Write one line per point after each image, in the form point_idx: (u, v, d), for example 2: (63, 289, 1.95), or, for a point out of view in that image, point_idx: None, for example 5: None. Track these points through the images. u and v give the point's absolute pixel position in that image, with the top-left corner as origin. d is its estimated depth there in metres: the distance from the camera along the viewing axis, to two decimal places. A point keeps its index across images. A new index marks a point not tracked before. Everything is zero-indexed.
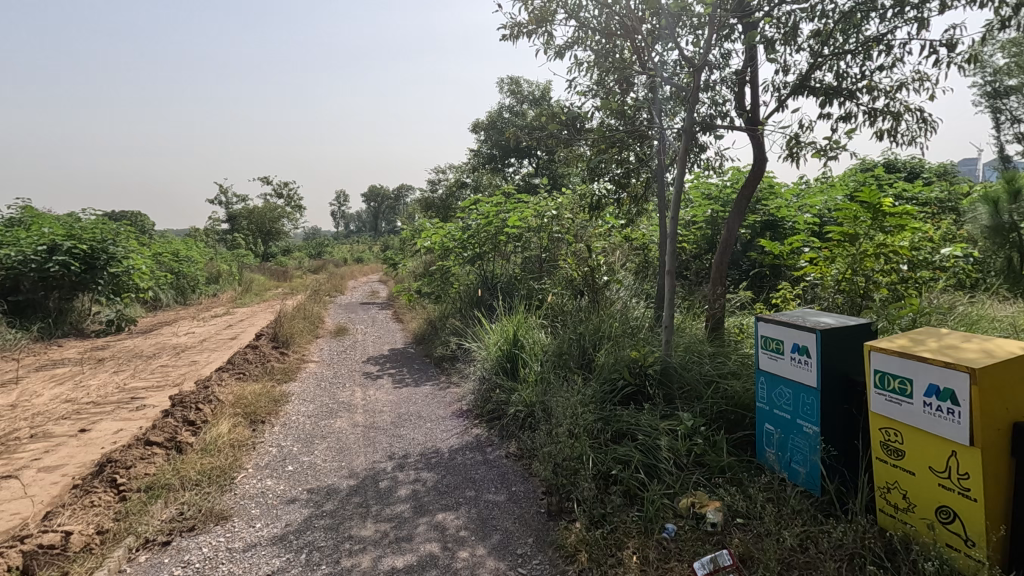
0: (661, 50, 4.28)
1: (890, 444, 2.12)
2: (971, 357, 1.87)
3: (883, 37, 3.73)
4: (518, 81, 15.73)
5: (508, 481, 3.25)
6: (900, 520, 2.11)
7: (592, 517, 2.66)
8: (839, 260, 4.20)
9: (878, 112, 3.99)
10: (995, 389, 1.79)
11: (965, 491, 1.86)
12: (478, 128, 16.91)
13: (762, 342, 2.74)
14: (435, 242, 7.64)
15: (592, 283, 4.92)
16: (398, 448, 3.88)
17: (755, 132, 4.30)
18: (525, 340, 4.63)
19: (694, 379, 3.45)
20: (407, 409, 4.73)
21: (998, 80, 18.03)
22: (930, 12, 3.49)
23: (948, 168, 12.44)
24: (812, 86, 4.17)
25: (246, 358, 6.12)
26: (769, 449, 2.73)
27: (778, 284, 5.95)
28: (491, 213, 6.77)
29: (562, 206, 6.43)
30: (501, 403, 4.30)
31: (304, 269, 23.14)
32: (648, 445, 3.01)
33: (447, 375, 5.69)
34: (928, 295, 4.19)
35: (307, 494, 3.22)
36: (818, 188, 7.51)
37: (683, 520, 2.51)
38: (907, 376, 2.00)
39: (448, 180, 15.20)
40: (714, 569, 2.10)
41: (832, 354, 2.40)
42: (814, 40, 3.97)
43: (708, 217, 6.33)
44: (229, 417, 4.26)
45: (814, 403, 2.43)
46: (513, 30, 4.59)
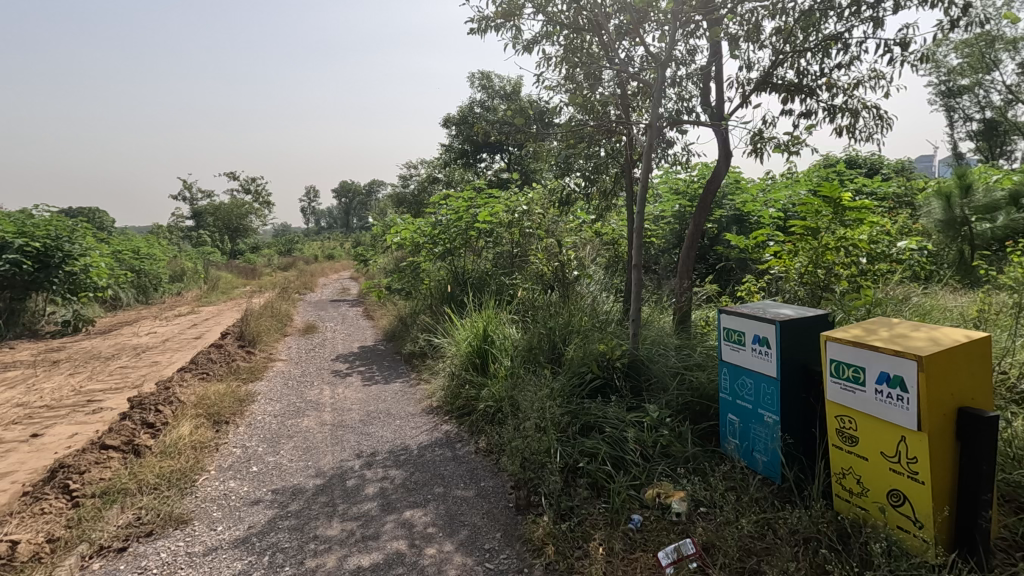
0: (628, 45, 4.31)
1: (845, 430, 2.18)
2: (919, 345, 1.94)
3: (841, 36, 3.83)
4: (489, 75, 15.68)
5: (476, 477, 3.25)
6: (854, 504, 2.18)
7: (560, 510, 2.68)
8: (802, 253, 4.24)
9: (837, 109, 4.10)
10: (942, 376, 1.85)
11: (914, 475, 1.92)
12: (449, 123, 16.81)
13: (724, 334, 2.79)
14: (405, 237, 7.56)
15: (564, 278, 4.96)
16: (367, 446, 3.84)
17: (720, 127, 4.37)
18: (495, 335, 4.61)
19: (660, 371, 3.51)
20: (376, 407, 4.68)
21: (952, 80, 18.69)
22: (885, 12, 3.60)
23: (906, 163, 12.92)
24: (775, 82, 4.25)
25: (210, 358, 5.96)
26: (732, 438, 2.78)
27: (743, 276, 6.09)
28: (462, 208, 6.81)
29: (532, 201, 6.43)
30: (470, 399, 4.29)
31: (272, 265, 22.70)
32: (615, 438, 3.04)
33: (417, 372, 5.65)
34: (886, 287, 4.33)
35: (272, 495, 3.16)
36: (784, 183, 7.69)
37: (649, 510, 2.55)
38: (861, 365, 2.06)
39: (420, 176, 15.08)
40: (678, 558, 2.14)
41: (792, 345, 2.45)
42: (776, 37, 4.04)
43: (676, 212, 6.46)
44: (190, 418, 4.15)
45: (774, 392, 2.48)
46: (481, 24, 4.56)
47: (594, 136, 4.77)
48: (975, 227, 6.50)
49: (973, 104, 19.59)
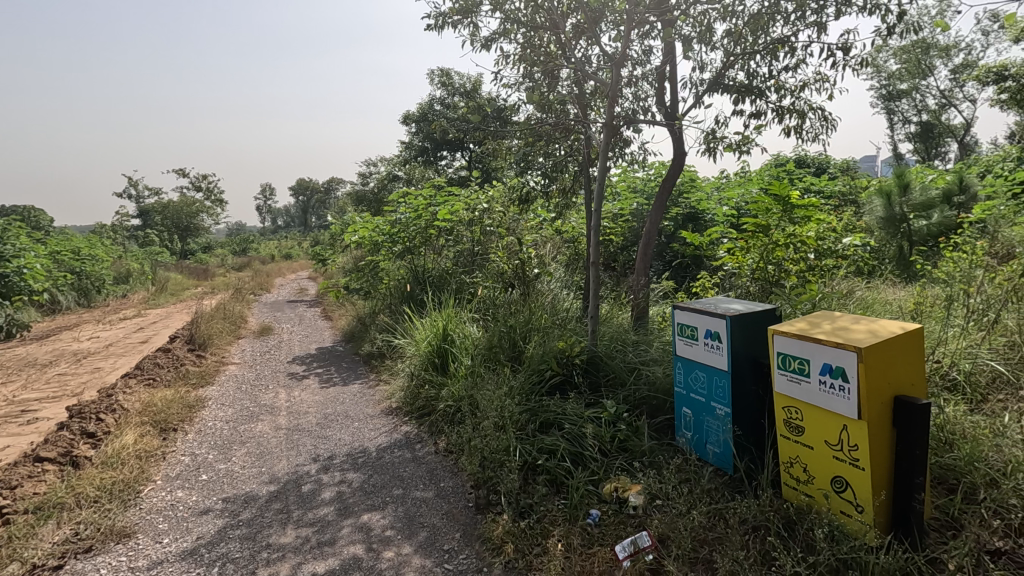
0: (585, 45, 4.34)
1: (792, 421, 2.26)
2: (859, 337, 2.02)
3: (787, 40, 3.97)
4: (449, 73, 15.58)
5: (436, 477, 3.22)
6: (802, 492, 2.26)
7: (519, 509, 2.69)
8: (752, 249, 4.38)
9: (785, 111, 4.24)
10: (880, 366, 1.94)
11: (855, 461, 2.01)
12: (409, 120, 16.63)
13: (678, 329, 2.84)
14: (363, 236, 7.44)
15: (524, 275, 4.95)
16: (323, 449, 3.75)
17: (675, 127, 4.46)
18: (455, 334, 4.56)
19: (618, 367, 3.57)
20: (334, 409, 4.58)
21: (891, 85, 19.66)
22: (828, 17, 3.74)
23: (850, 163, 13.54)
24: (727, 83, 4.36)
25: (156, 362, 5.70)
26: (686, 431, 2.85)
27: (699, 273, 6.26)
28: (421, 206, 6.90)
29: (493, 199, 6.43)
30: (430, 399, 4.25)
31: (225, 265, 21.96)
32: (574, 434, 3.07)
33: (376, 373, 5.55)
34: (831, 281, 4.53)
35: (222, 504, 3.04)
36: (737, 181, 7.95)
37: (606, 505, 2.58)
38: (805, 357, 2.13)
39: (379, 174, 14.88)
40: (635, 551, 2.20)
41: (741, 339, 2.52)
42: (727, 39, 4.15)
43: (634, 210, 6.60)
44: (135, 427, 3.95)
45: (725, 385, 2.55)
46: (438, 20, 4.51)
47: (553, 135, 4.80)
48: (913, 224, 6.94)
49: (910, 108, 20.72)
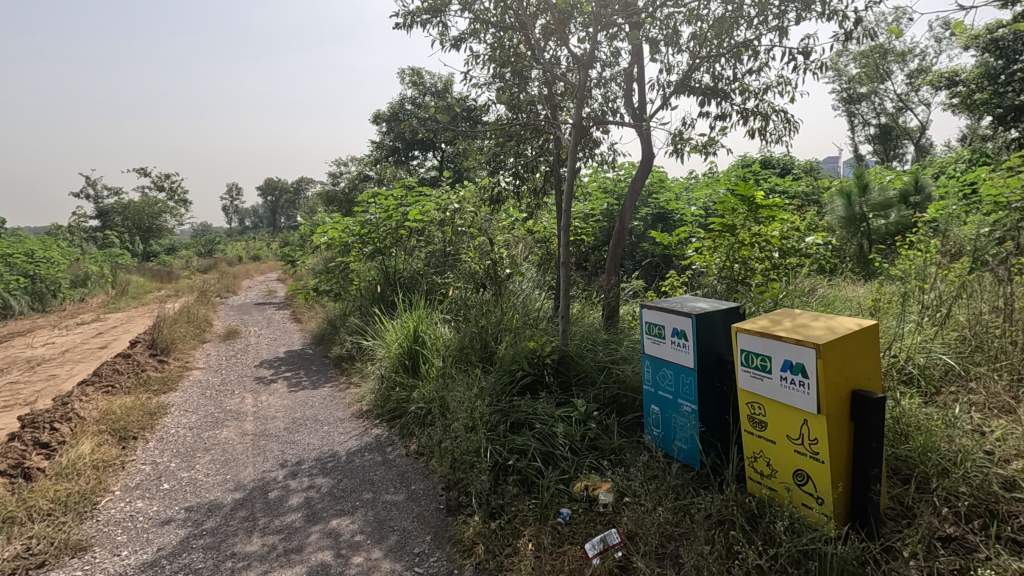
0: (554, 46, 4.37)
1: (755, 416, 2.31)
2: (817, 334, 2.08)
3: (751, 43, 4.06)
4: (419, 72, 15.47)
5: (407, 480, 3.19)
6: (765, 485, 2.31)
7: (490, 509, 2.68)
8: (719, 248, 4.48)
9: (749, 113, 4.34)
10: (837, 362, 2.00)
11: (815, 455, 2.07)
12: (380, 119, 16.46)
13: (646, 328, 2.87)
14: (332, 237, 7.32)
15: (496, 276, 4.94)
16: (291, 455, 3.68)
17: (643, 127, 4.52)
18: (426, 336, 4.52)
19: (589, 366, 3.60)
20: (302, 414, 4.50)
21: (852, 88, 20.30)
22: (789, 22, 3.84)
23: (813, 164, 13.94)
24: (693, 84, 4.44)
25: (115, 368, 5.51)
26: (654, 428, 2.89)
27: (668, 272, 6.36)
28: (391, 207, 6.83)
29: (464, 199, 6.41)
30: (401, 401, 4.21)
31: (191, 267, 21.38)
32: (545, 434, 3.08)
33: (347, 376, 5.47)
34: (794, 279, 4.66)
35: (185, 513, 2.96)
36: (705, 182, 8.12)
37: (577, 503, 2.61)
38: (767, 354, 2.18)
39: (350, 174, 14.70)
40: (604, 549, 2.22)
41: (707, 336, 2.57)
42: (693, 42, 4.22)
43: (605, 210, 6.66)
44: (92, 435, 3.81)
45: (692, 382, 2.59)
46: (406, 19, 4.47)
47: (523, 135, 4.81)
48: (871, 223, 7.34)
49: (869, 111, 21.45)
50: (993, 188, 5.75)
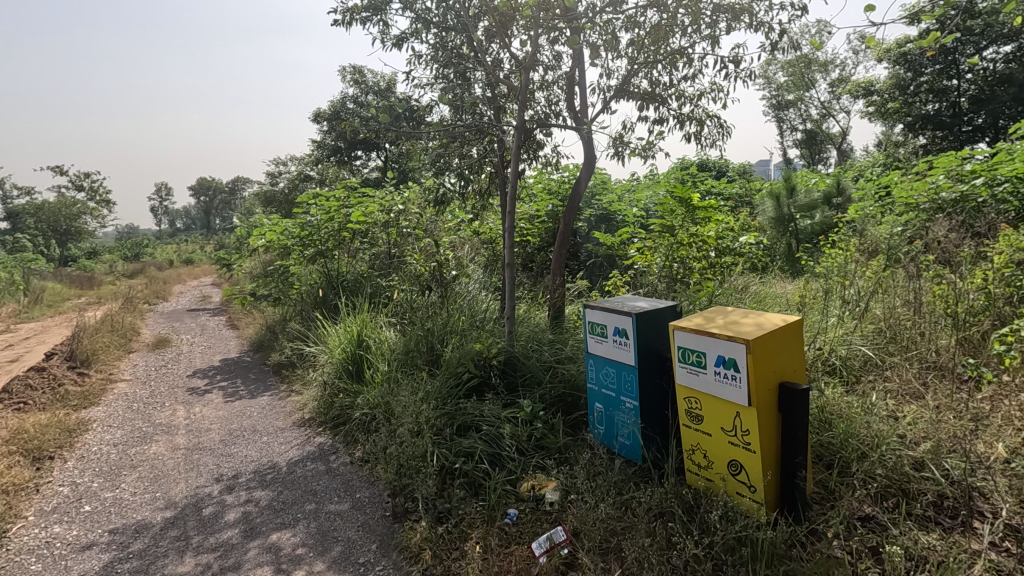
0: (496, 48, 4.38)
1: (692, 410, 2.40)
2: (747, 330, 2.18)
3: (685, 51, 4.22)
4: (361, 71, 15.16)
5: (352, 489, 3.11)
6: (703, 477, 2.40)
7: (437, 514, 2.66)
8: (660, 249, 4.64)
9: (685, 118, 4.51)
10: (766, 356, 2.11)
11: (747, 446, 2.17)
12: (320, 118, 16.01)
13: (589, 327, 2.93)
14: (271, 240, 7.05)
15: (442, 278, 4.88)
16: (228, 468, 3.52)
17: (585, 130, 4.61)
18: (370, 340, 4.42)
19: (534, 366, 3.64)
20: (239, 425, 4.30)
21: (780, 96, 21.47)
22: (720, 32, 4.01)
23: (746, 167, 14.65)
24: (632, 89, 4.56)
25: (28, 383, 5.08)
26: (598, 425, 2.95)
27: (612, 271, 6.51)
28: (333, 208, 6.62)
29: (409, 200, 6.31)
30: (345, 408, 4.10)
31: (115, 272, 20.03)
32: (491, 435, 3.09)
33: (287, 383, 5.28)
34: (729, 277, 4.88)
35: (109, 536, 2.77)
36: (646, 184, 8.38)
37: (524, 503, 2.63)
38: (702, 350, 2.27)
39: (290, 174, 14.22)
40: (551, 547, 2.25)
41: (647, 334, 2.65)
42: (631, 48, 4.33)
43: (550, 211, 6.74)
44: (1, 457, 3.50)
45: (633, 379, 2.66)
46: (345, 16, 4.37)
47: (466, 137, 4.80)
48: (798, 223, 7.85)
49: (796, 117, 22.76)
50: (904, 191, 6.24)
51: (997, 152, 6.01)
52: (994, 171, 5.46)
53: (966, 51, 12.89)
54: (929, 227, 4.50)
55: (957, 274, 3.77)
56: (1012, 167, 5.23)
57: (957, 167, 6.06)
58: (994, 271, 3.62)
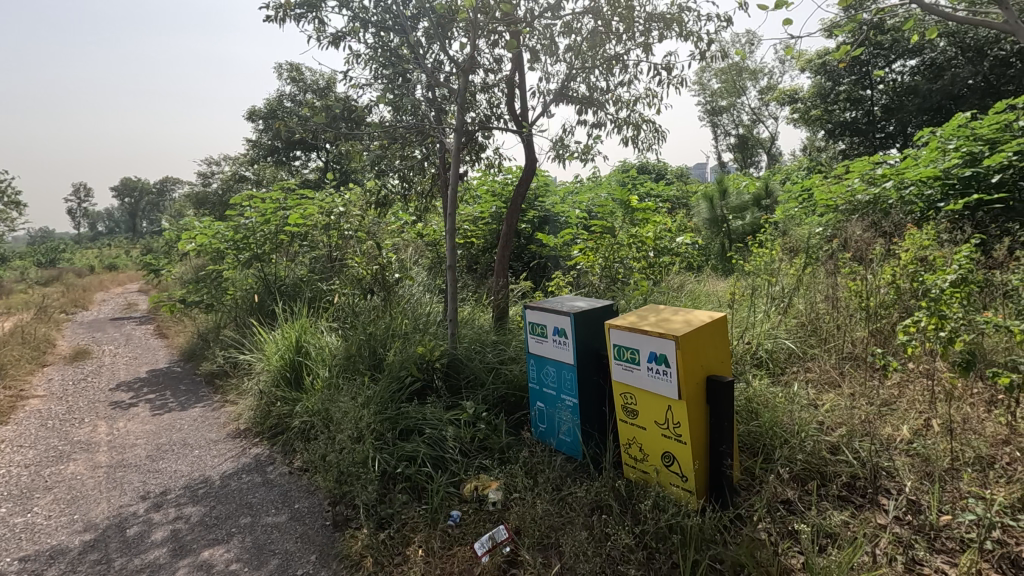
0: (436, 50, 4.36)
1: (628, 406, 2.48)
2: (677, 326, 2.29)
3: (621, 57, 4.35)
4: (299, 69, 14.74)
5: (290, 499, 3.02)
6: (639, 469, 2.49)
7: (379, 520, 2.63)
8: (600, 250, 4.72)
9: (622, 122, 4.65)
10: (693, 351, 2.21)
11: (679, 437, 2.27)
12: (255, 116, 15.42)
13: (529, 328, 2.97)
14: (202, 243, 6.73)
15: (384, 281, 4.73)
16: (155, 485, 3.33)
17: (526, 133, 4.66)
18: (310, 345, 4.31)
19: (477, 368, 3.65)
20: (168, 439, 4.08)
21: (713, 102, 22.45)
22: (653, 40, 4.16)
23: (683, 170, 15.22)
24: (571, 93, 4.66)
25: None
26: (539, 424, 3.00)
27: (555, 272, 6.62)
28: (269, 210, 6.40)
29: (349, 202, 6.19)
30: (284, 416, 3.98)
31: (27, 280, 18.52)
32: (434, 438, 3.08)
33: (221, 393, 5.06)
34: (666, 276, 5.08)
35: (18, 565, 2.57)
36: (588, 187, 8.59)
37: (467, 504, 2.64)
38: (636, 347, 2.35)
39: (224, 175, 13.64)
40: (493, 546, 2.25)
41: (585, 333, 2.71)
42: (570, 53, 4.42)
43: (494, 213, 6.77)
44: None
45: (573, 377, 2.73)
46: (278, 12, 4.23)
47: (407, 138, 4.75)
48: (731, 224, 8.25)
49: (729, 122, 23.81)
50: (824, 194, 6.69)
51: (905, 157, 6.53)
52: (901, 175, 5.91)
53: (877, 64, 13.92)
54: (845, 227, 4.84)
55: (869, 271, 4.07)
56: (917, 172, 5.69)
57: (870, 171, 6.53)
58: (901, 267, 3.92)
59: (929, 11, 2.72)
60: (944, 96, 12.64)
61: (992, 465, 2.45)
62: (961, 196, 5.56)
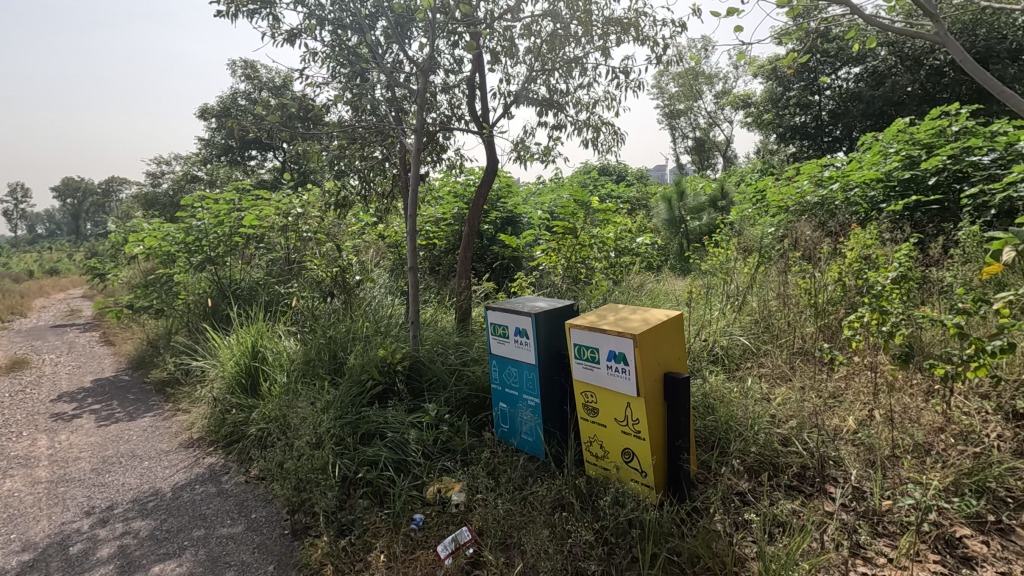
0: (395, 49, 4.31)
1: (589, 404, 2.51)
2: (634, 325, 2.33)
3: (579, 60, 4.41)
4: (254, 66, 14.34)
5: (247, 509, 2.94)
6: (600, 466, 2.53)
7: (341, 527, 2.59)
8: (562, 250, 4.75)
9: (582, 124, 4.71)
10: (651, 349, 2.26)
11: (638, 434, 2.31)
12: (207, 115, 14.89)
13: (491, 328, 2.97)
14: (151, 246, 6.46)
15: (344, 283, 4.64)
16: (101, 499, 3.18)
17: (486, 134, 4.66)
18: (266, 350, 4.19)
19: (439, 370, 3.63)
20: (115, 451, 3.90)
21: (671, 105, 22.94)
22: (611, 43, 4.23)
23: (642, 172, 15.50)
24: (531, 95, 4.69)
25: None
26: (502, 424, 3.00)
27: (518, 273, 6.64)
28: (222, 212, 6.20)
29: (308, 203, 6.05)
30: (240, 424, 3.86)
31: None
32: (396, 442, 3.05)
33: (173, 402, 4.86)
34: (626, 276, 5.17)
35: None
36: (550, 188, 8.65)
37: (430, 507, 2.63)
38: (596, 346, 2.39)
39: (175, 175, 13.14)
40: (456, 548, 2.24)
41: (546, 333, 2.74)
42: (530, 56, 4.45)
43: (456, 214, 6.74)
44: None
45: (534, 377, 2.74)
46: (229, 7, 4.10)
47: (367, 138, 4.69)
48: (689, 224, 8.46)
49: (687, 125, 24.39)
50: (776, 195, 6.93)
51: (851, 160, 6.82)
52: (847, 178, 6.19)
53: (824, 71, 14.51)
54: (795, 228, 5.03)
55: (817, 270, 4.25)
56: (861, 174, 5.97)
57: (819, 174, 6.81)
58: (847, 265, 4.10)
59: (870, 22, 2.84)
60: (886, 102, 13.24)
61: (929, 451, 2.59)
62: (902, 197, 5.86)
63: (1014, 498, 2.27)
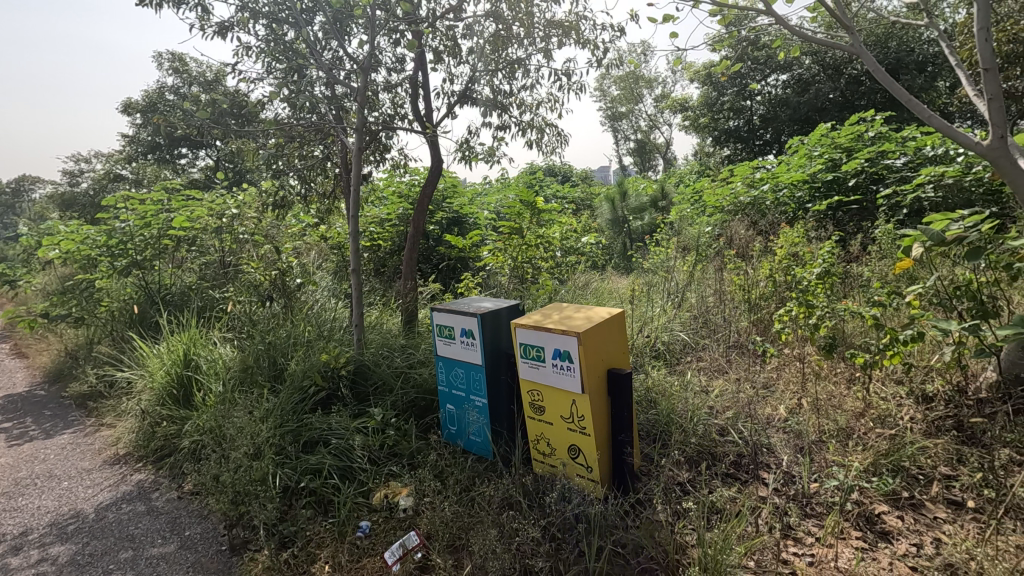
0: (334, 45, 4.19)
1: (535, 402, 2.54)
2: (578, 323, 2.37)
3: (522, 61, 4.44)
4: (182, 59, 13.59)
5: (180, 526, 2.79)
6: (547, 463, 2.57)
7: (283, 538, 2.50)
8: (509, 249, 4.76)
9: (526, 125, 4.75)
10: (595, 346, 2.30)
11: (583, 430, 2.36)
12: (132, 110, 13.98)
13: (437, 330, 2.94)
14: (68, 250, 6.00)
15: (284, 287, 4.43)
16: (13, 525, 2.93)
17: (430, 134, 4.62)
18: (200, 358, 3.99)
19: (385, 374, 3.57)
20: (29, 472, 3.60)
21: (613, 108, 23.47)
22: (553, 46, 4.29)
23: (587, 173, 15.78)
24: (474, 95, 4.68)
25: None
26: (449, 426, 2.98)
27: (465, 273, 6.61)
28: (149, 213, 5.84)
29: (243, 204, 5.80)
30: (172, 437, 3.65)
31: None
32: (341, 448, 2.97)
33: (96, 416, 4.54)
34: (572, 275, 5.26)
35: None
36: (495, 188, 8.65)
37: (377, 513, 2.58)
38: (541, 345, 2.41)
39: (95, 175, 12.24)
40: (404, 553, 2.21)
41: (492, 333, 2.74)
42: (472, 55, 4.44)
43: (401, 214, 6.64)
44: None
45: (481, 378, 2.74)
46: None
47: (306, 137, 4.53)
48: (631, 224, 8.68)
49: (628, 128, 25.04)
50: (713, 196, 7.22)
51: (780, 162, 7.20)
52: (776, 179, 6.54)
53: (755, 77, 15.25)
54: (730, 227, 5.26)
55: (750, 266, 4.46)
56: (789, 176, 6.31)
57: (751, 175, 7.14)
58: (777, 262, 4.33)
59: (793, 33, 3.00)
60: (811, 109, 14.07)
61: (851, 435, 2.78)
62: (826, 197, 6.23)
63: (924, 475, 2.46)
